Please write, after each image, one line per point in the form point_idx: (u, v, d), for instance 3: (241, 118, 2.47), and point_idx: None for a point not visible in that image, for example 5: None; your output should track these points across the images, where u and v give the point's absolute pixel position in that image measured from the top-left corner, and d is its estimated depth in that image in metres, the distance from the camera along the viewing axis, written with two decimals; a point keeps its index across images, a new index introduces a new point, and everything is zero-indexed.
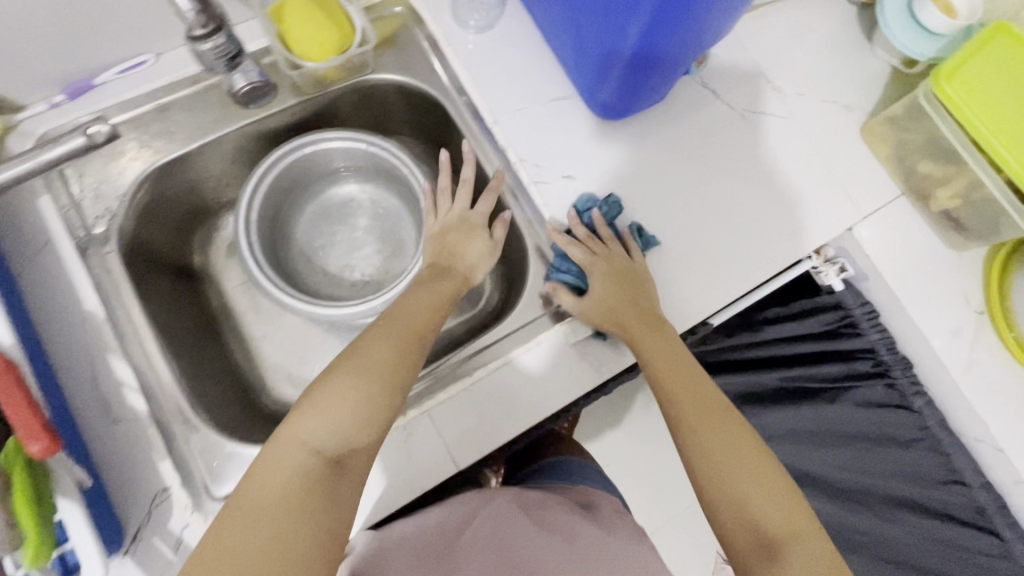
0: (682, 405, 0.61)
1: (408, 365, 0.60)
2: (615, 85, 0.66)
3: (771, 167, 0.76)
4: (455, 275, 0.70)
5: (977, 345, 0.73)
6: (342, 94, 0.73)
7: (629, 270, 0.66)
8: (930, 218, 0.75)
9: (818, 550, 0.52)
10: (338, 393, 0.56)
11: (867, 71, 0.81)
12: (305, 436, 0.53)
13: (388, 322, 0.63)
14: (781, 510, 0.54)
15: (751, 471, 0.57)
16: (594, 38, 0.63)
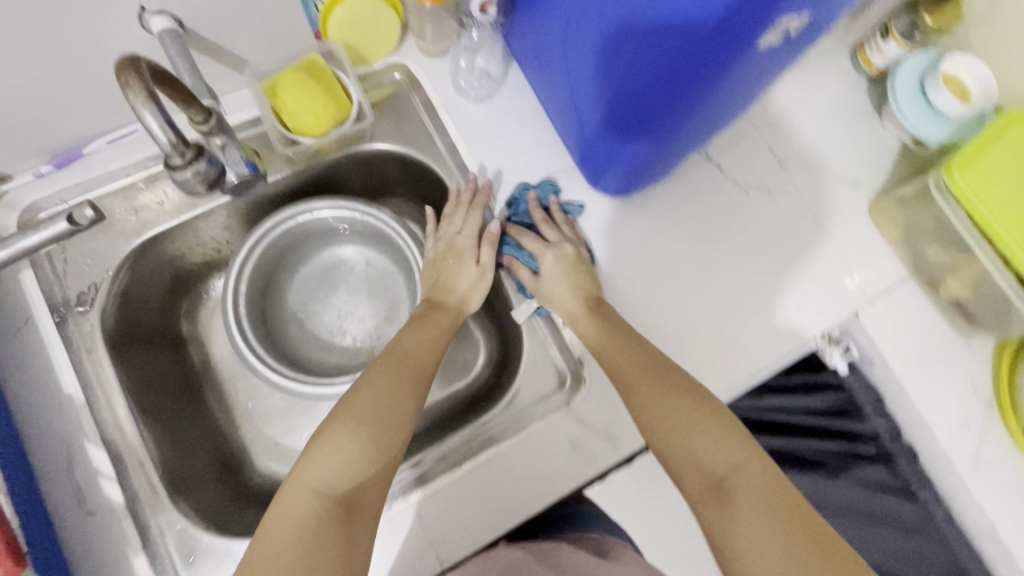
0: (623, 370, 0.60)
1: (410, 403, 0.59)
2: (615, 165, 0.63)
3: (777, 245, 0.74)
4: (449, 308, 0.68)
5: (987, 438, 0.70)
6: (337, 162, 0.71)
7: (581, 261, 0.67)
8: (939, 305, 0.73)
9: (762, 482, 0.51)
10: (343, 438, 0.54)
11: (879, 145, 0.78)
12: (313, 482, 0.52)
13: (385, 360, 0.62)
14: (717, 447, 0.54)
15: (683, 416, 0.56)
16: (593, 120, 0.60)
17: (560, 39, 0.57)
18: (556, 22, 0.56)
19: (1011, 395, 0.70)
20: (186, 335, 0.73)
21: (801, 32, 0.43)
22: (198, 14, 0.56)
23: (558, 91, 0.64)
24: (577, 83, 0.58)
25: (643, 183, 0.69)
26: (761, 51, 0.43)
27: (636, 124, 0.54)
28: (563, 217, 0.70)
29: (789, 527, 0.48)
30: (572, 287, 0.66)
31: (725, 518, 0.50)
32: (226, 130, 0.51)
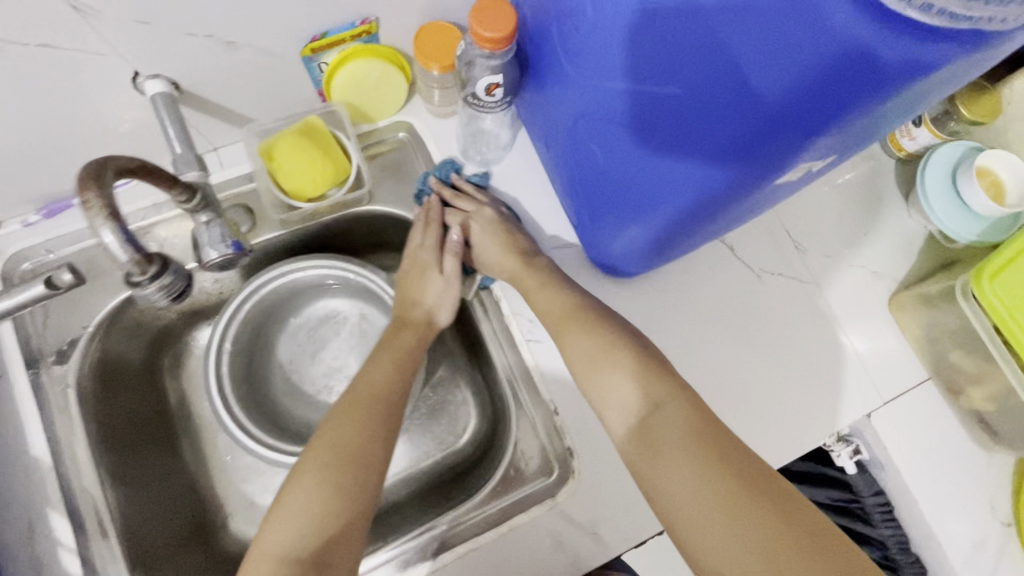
0: (552, 314, 0.60)
1: (381, 441, 0.54)
2: (611, 258, 0.59)
3: (788, 336, 0.70)
4: (417, 326, 0.64)
5: (1002, 562, 0.66)
6: (334, 221, 0.69)
7: (504, 222, 0.65)
8: (958, 413, 0.69)
9: (684, 420, 0.49)
10: (306, 491, 0.49)
11: (903, 233, 0.74)
12: (280, 544, 0.47)
13: (350, 400, 0.56)
14: (641, 384, 0.52)
15: (607, 358, 0.55)
16: (592, 215, 0.56)
17: (561, 132, 0.53)
18: (558, 114, 0.52)
19: None
20: (168, 386, 0.71)
21: (814, 166, 0.41)
22: (195, 77, 0.54)
23: (559, 166, 0.58)
24: (578, 176, 0.54)
25: (649, 266, 0.63)
26: (774, 184, 0.41)
27: (636, 231, 0.50)
28: (471, 188, 0.67)
29: (711, 462, 0.45)
30: (501, 248, 0.64)
31: (647, 457, 0.48)
32: (211, 204, 0.49)
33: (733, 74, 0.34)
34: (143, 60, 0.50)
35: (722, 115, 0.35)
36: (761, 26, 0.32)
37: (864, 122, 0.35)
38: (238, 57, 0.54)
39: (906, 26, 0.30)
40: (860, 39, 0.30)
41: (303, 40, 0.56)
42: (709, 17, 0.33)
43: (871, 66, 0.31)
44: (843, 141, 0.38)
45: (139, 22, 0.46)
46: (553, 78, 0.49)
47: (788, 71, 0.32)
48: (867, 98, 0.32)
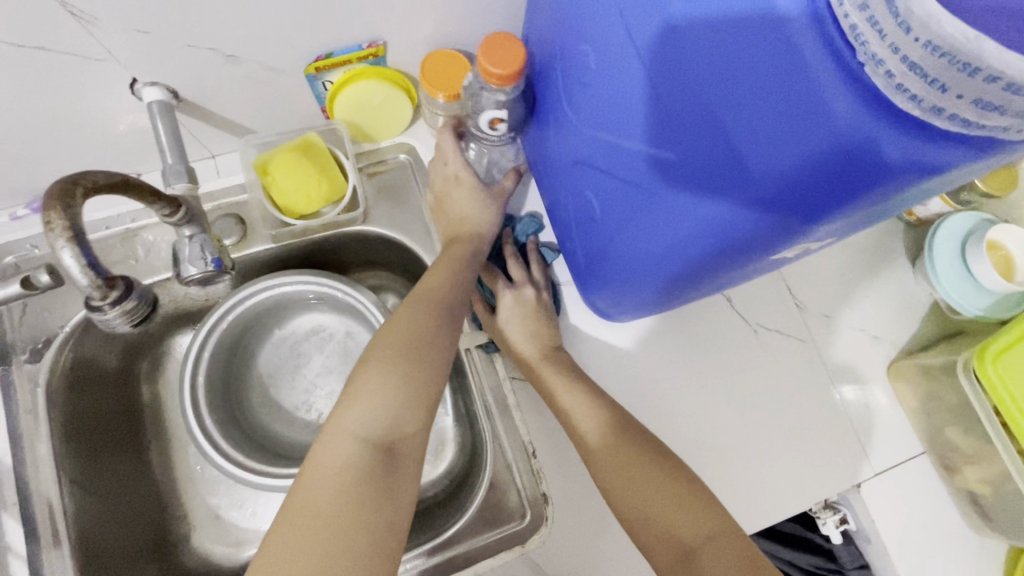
0: (583, 427, 0.56)
1: (448, 337, 0.52)
2: (606, 301, 0.57)
3: (780, 395, 0.68)
4: (467, 241, 0.61)
5: None
6: (324, 239, 0.68)
7: (541, 307, 0.63)
8: (952, 493, 0.66)
9: (736, 560, 0.46)
10: (378, 377, 0.47)
11: (907, 299, 0.72)
12: (348, 430, 0.45)
13: (416, 297, 0.53)
14: (677, 505, 0.50)
15: (644, 470, 0.52)
16: (587, 259, 0.54)
17: (561, 175, 0.51)
18: (559, 158, 0.50)
19: None
20: (143, 389, 0.70)
21: (815, 244, 0.40)
22: (194, 88, 0.54)
23: (558, 200, 0.56)
24: (575, 221, 0.53)
25: (643, 314, 0.61)
26: (768, 258, 0.40)
27: (628, 284, 0.49)
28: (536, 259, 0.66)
29: None
30: (529, 332, 0.61)
31: None
32: (197, 216, 0.49)
33: (728, 147, 0.32)
34: (141, 68, 0.49)
35: (713, 191, 0.34)
36: (759, 106, 0.31)
37: (862, 214, 0.33)
38: (239, 71, 0.54)
39: (909, 123, 0.28)
40: (863, 134, 0.29)
41: (307, 59, 0.55)
42: (708, 88, 0.32)
43: (871, 162, 0.29)
44: (843, 228, 0.36)
45: (137, 31, 0.45)
46: (558, 123, 0.48)
47: (784, 157, 0.31)
48: (864, 193, 0.31)
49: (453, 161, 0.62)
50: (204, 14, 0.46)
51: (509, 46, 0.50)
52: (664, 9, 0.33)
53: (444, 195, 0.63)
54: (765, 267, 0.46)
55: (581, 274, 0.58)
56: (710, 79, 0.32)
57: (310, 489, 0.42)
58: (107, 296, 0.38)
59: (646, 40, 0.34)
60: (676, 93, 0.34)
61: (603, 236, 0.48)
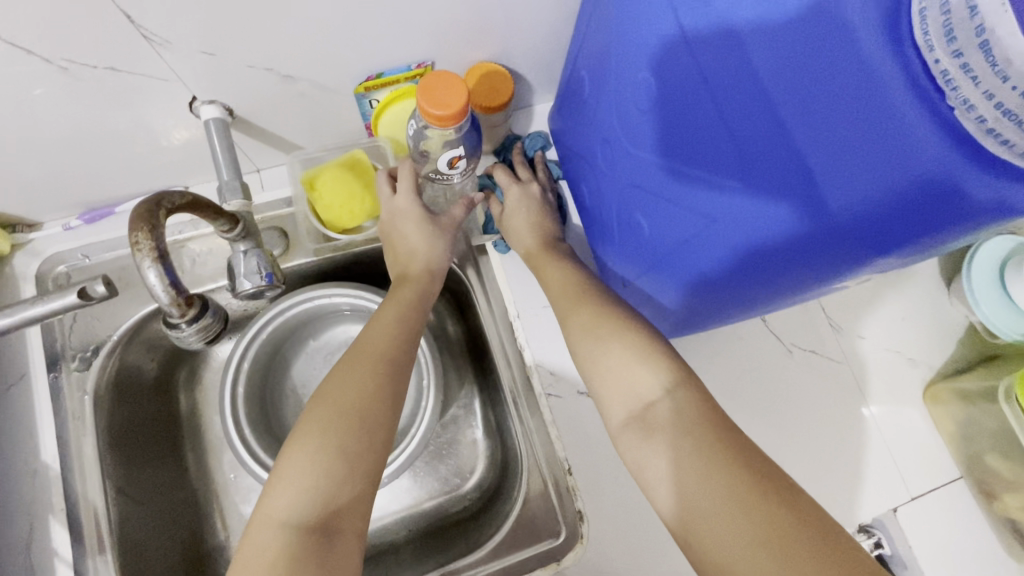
0: (559, 298, 0.57)
1: (388, 398, 0.51)
2: (649, 314, 0.58)
3: (815, 416, 0.68)
4: (417, 279, 0.60)
5: None
6: (364, 252, 0.69)
7: (544, 204, 0.66)
8: (991, 519, 0.65)
9: (691, 410, 0.45)
10: (307, 453, 0.47)
11: (943, 321, 0.72)
12: (279, 518, 0.44)
13: (351, 358, 0.54)
14: (641, 366, 0.48)
15: (611, 334, 0.51)
16: (632, 275, 0.55)
17: (609, 199, 0.53)
18: (610, 182, 0.52)
19: None
20: (181, 398, 0.71)
21: (876, 271, 0.40)
22: (249, 106, 0.55)
23: (602, 217, 0.57)
24: (620, 242, 0.54)
25: (684, 332, 0.62)
26: (828, 283, 0.40)
27: (680, 302, 0.50)
28: (543, 165, 0.69)
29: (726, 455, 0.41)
30: (530, 221, 0.64)
31: (652, 446, 0.45)
32: (252, 231, 0.50)
33: (802, 172, 0.33)
34: (202, 87, 0.51)
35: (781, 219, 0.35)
36: (834, 135, 0.32)
37: (932, 247, 0.34)
38: (293, 89, 0.55)
39: (997, 165, 0.29)
40: (944, 170, 0.29)
41: (358, 78, 0.57)
42: (783, 116, 0.34)
43: (952, 199, 0.30)
44: (908, 259, 0.37)
45: (204, 53, 0.47)
46: (609, 149, 0.50)
47: (862, 189, 0.32)
48: (940, 226, 0.31)
49: (402, 199, 0.61)
50: (267, 36, 0.47)
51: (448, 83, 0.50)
52: (741, 43, 0.34)
53: (392, 227, 0.62)
54: (816, 292, 0.46)
55: (626, 289, 0.59)
56: (788, 111, 0.33)
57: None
58: (184, 314, 0.40)
59: (720, 75, 0.36)
60: (751, 124, 0.35)
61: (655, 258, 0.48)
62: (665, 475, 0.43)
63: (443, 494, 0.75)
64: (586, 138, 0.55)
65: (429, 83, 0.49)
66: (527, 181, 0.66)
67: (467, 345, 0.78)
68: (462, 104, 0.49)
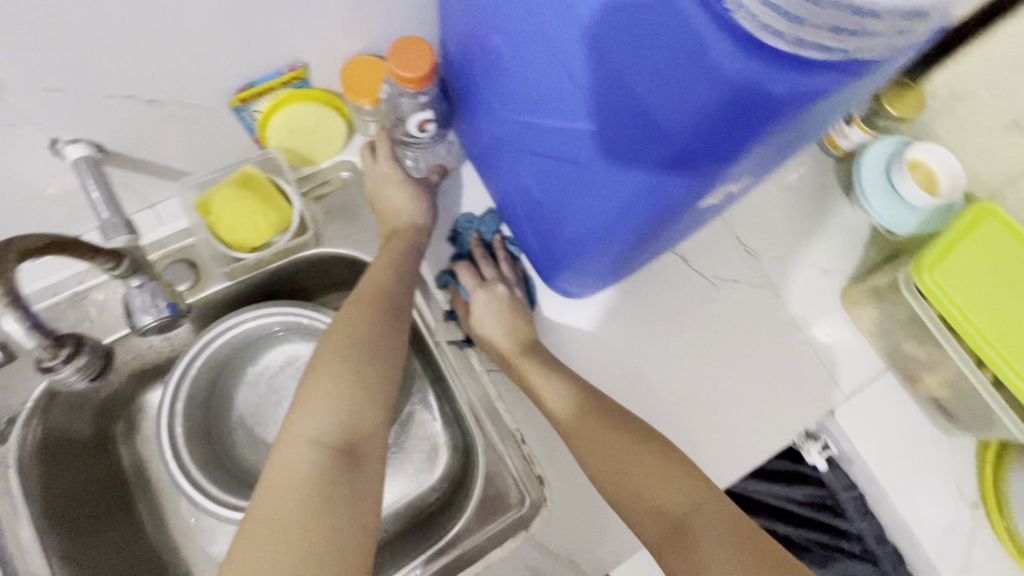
0: (560, 415, 0.59)
1: (394, 335, 0.55)
2: (568, 281, 0.61)
3: (747, 340, 0.71)
4: (405, 234, 0.63)
5: (975, 542, 0.67)
6: (281, 268, 0.68)
7: (513, 302, 0.65)
8: (917, 400, 0.70)
9: (723, 522, 0.47)
10: (329, 377, 0.49)
11: (848, 229, 0.76)
12: (306, 437, 0.47)
13: (357, 297, 0.56)
14: (663, 482, 0.51)
15: (624, 445, 0.54)
16: (544, 241, 0.56)
17: (504, 161, 0.53)
18: (503, 152, 0.53)
19: (996, 495, 0.67)
20: (122, 453, 0.69)
21: (740, 185, 0.41)
22: (120, 139, 0.53)
23: (506, 184, 0.58)
24: (526, 209, 0.55)
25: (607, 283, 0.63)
26: (699, 206, 0.41)
27: (589, 261, 0.52)
28: (505, 255, 0.68)
29: (761, 564, 0.44)
30: (504, 327, 0.64)
31: (691, 565, 0.46)
32: (143, 264, 0.50)
33: (630, 98, 0.34)
34: (60, 127, 0.49)
35: (632, 159, 0.37)
36: (645, 56, 0.32)
37: (775, 145, 0.35)
38: (164, 114, 0.53)
39: (786, 61, 0.30)
40: (744, 74, 0.30)
41: (229, 91, 0.55)
42: (601, 44, 0.34)
43: (764, 103, 0.31)
44: (765, 160, 0.38)
45: (49, 89, 0.45)
46: (490, 124, 0.51)
47: (685, 110, 0.32)
48: (763, 128, 0.32)
49: (388, 164, 0.65)
50: (116, 58, 0.46)
51: (417, 49, 0.52)
52: None
53: (378, 187, 0.65)
54: (703, 215, 0.47)
55: (543, 254, 0.60)
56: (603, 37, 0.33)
57: (275, 497, 0.44)
58: (55, 358, 0.49)
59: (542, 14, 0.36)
60: (583, 63, 0.35)
61: (552, 209, 0.49)
62: None
63: (413, 491, 0.75)
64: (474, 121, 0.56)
65: (399, 48, 0.52)
66: (494, 280, 0.66)
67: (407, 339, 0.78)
68: (431, 68, 0.52)
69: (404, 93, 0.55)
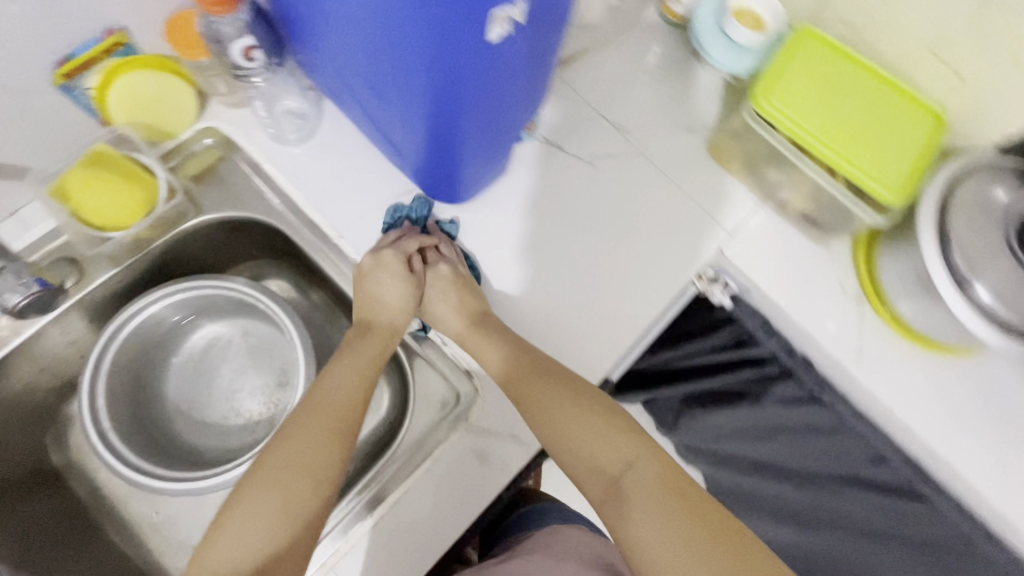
0: (513, 380, 0.62)
1: (337, 456, 0.56)
2: (455, 177, 0.65)
3: (631, 206, 0.76)
4: (382, 330, 0.66)
5: (864, 329, 0.75)
6: (166, 248, 0.69)
7: (459, 281, 0.67)
8: (790, 220, 0.77)
9: (655, 477, 0.54)
10: (253, 508, 0.52)
11: (702, 85, 0.82)
12: (217, 566, 0.49)
13: (309, 413, 0.58)
14: (606, 447, 0.56)
15: (574, 408, 0.59)
16: (414, 137, 0.61)
17: (353, 67, 0.58)
18: (350, 59, 0.57)
19: (873, 284, 0.75)
20: (60, 465, 0.71)
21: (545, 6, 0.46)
22: None
23: (365, 98, 0.62)
24: (388, 108, 0.60)
25: (489, 167, 0.68)
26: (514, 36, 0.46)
27: (455, 143, 0.58)
28: (445, 238, 0.71)
29: (683, 516, 0.51)
30: (454, 309, 0.66)
31: (625, 518, 0.52)
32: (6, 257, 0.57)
33: None
34: None
35: (436, 11, 0.44)
36: None
37: None
38: None
39: None
40: None
41: (50, 67, 0.55)
42: None
43: None
44: None
45: None
46: (332, 35, 0.55)
47: None
48: None
49: (390, 255, 0.67)
50: None
51: None
52: None
53: (365, 282, 0.67)
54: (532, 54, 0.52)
55: (420, 157, 0.64)
56: None
57: None
58: None
59: None
60: None
61: (407, 91, 0.54)
62: (636, 538, 0.51)
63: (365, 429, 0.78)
64: (316, 44, 0.59)
65: None
66: (437, 264, 0.68)
67: (322, 294, 0.80)
68: None
69: (221, 19, 0.56)
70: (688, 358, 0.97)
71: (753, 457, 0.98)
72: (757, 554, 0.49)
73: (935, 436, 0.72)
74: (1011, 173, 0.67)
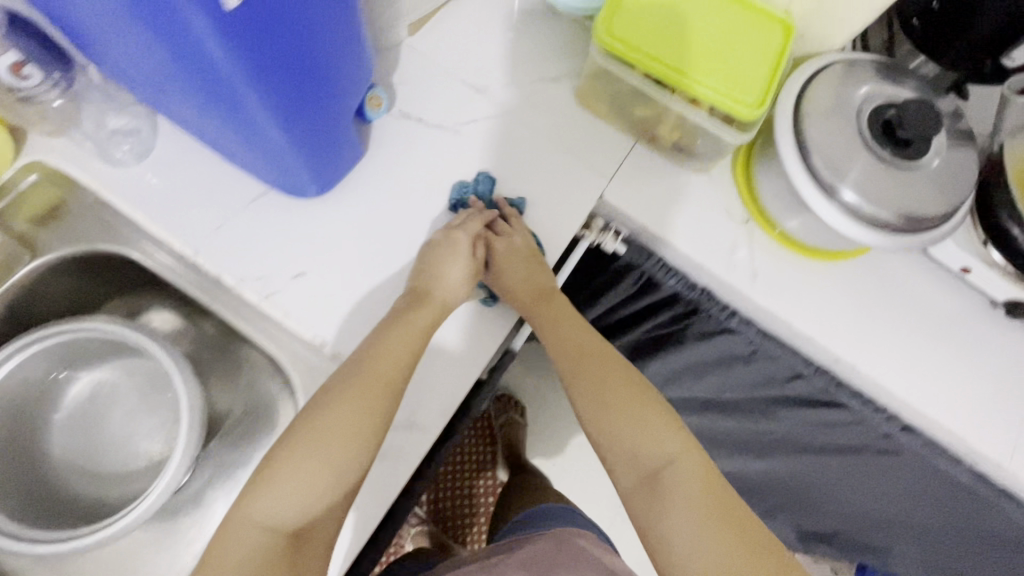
0: (582, 351, 0.66)
1: (378, 426, 0.57)
2: (298, 163, 0.60)
3: (503, 170, 0.74)
4: (446, 297, 0.65)
5: (755, 250, 0.75)
6: (12, 297, 0.66)
7: (530, 250, 0.69)
8: (665, 155, 0.76)
9: (698, 476, 0.59)
10: (303, 465, 0.54)
11: (560, 34, 0.79)
12: (257, 519, 0.52)
13: (358, 379, 0.58)
14: (656, 439, 0.61)
15: (634, 394, 0.63)
16: (230, 127, 0.54)
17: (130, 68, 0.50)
18: (120, 60, 0.49)
19: (757, 205, 0.75)
20: None
21: None
22: None
23: (165, 98, 0.54)
24: (189, 104, 0.52)
25: (338, 133, 0.63)
26: None
27: (276, 126, 0.52)
28: (511, 210, 0.71)
29: (714, 512, 0.56)
30: (525, 277, 0.67)
31: (659, 502, 0.58)
32: None
33: None
34: None
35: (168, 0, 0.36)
36: None
37: None
38: None
39: None
40: None
41: None
42: None
43: None
44: None
45: None
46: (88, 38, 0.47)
47: None
48: None
49: (460, 236, 0.67)
50: None
51: None
52: None
53: (439, 252, 0.66)
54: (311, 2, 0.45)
55: (253, 147, 0.58)
56: None
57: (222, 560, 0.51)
58: None
59: None
60: None
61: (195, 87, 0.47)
62: (668, 521, 0.57)
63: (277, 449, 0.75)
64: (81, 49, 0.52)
65: None
66: (507, 235, 0.69)
67: (212, 321, 0.77)
68: None
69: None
70: (610, 314, 0.97)
71: (693, 395, 0.99)
72: (772, 546, 0.56)
73: (841, 345, 0.73)
74: (861, 69, 0.66)
